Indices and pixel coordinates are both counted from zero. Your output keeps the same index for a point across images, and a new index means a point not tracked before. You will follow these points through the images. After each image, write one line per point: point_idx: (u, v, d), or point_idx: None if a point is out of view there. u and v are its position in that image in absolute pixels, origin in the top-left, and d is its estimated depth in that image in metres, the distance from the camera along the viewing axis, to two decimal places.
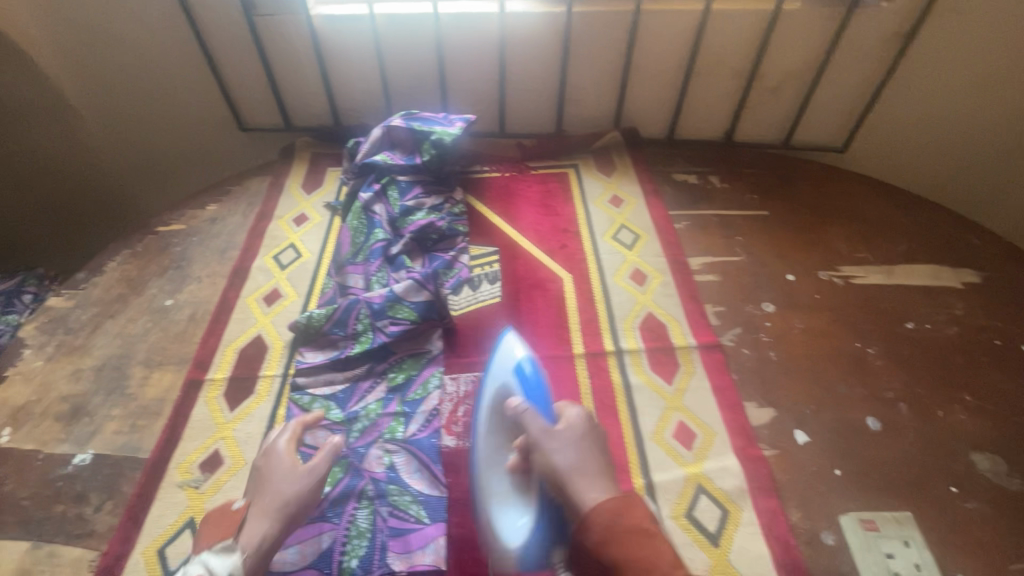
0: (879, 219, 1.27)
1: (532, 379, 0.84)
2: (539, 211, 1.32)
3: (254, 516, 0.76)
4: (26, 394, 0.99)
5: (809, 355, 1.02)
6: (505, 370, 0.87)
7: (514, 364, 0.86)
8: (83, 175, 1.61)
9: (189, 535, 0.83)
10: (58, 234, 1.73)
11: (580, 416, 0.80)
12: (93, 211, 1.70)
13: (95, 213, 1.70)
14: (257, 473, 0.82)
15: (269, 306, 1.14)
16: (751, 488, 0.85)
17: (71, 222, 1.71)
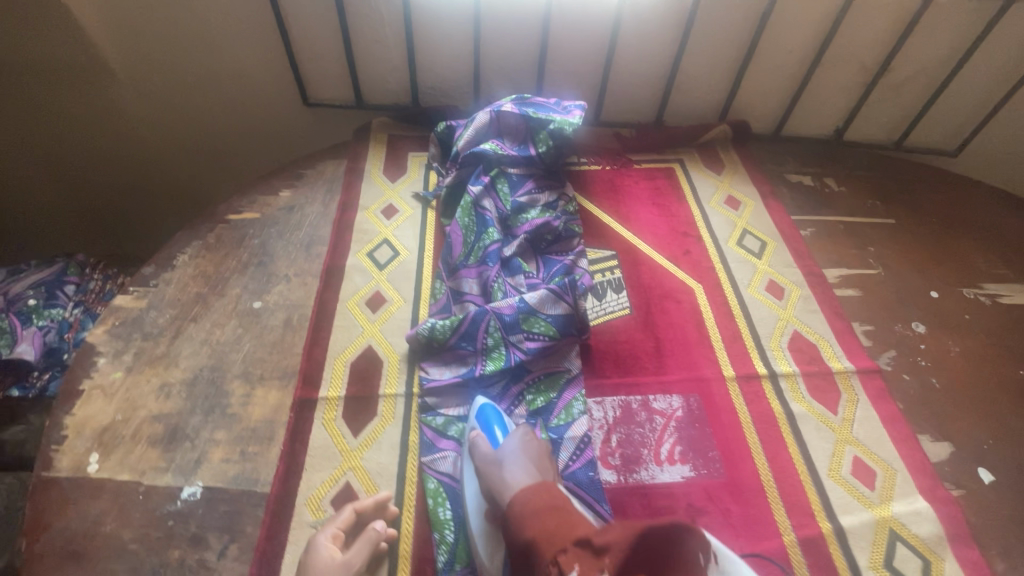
0: (1012, 233, 1.21)
1: (491, 415, 0.85)
2: (653, 210, 1.22)
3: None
4: (110, 413, 0.86)
5: (973, 383, 0.95)
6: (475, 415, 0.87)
7: (475, 407, 0.86)
8: (126, 154, 1.44)
9: None
10: (94, 215, 1.57)
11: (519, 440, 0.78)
12: (135, 193, 1.53)
13: (137, 195, 1.54)
14: None
15: (374, 312, 1.02)
16: (949, 534, 0.78)
17: (110, 203, 1.55)
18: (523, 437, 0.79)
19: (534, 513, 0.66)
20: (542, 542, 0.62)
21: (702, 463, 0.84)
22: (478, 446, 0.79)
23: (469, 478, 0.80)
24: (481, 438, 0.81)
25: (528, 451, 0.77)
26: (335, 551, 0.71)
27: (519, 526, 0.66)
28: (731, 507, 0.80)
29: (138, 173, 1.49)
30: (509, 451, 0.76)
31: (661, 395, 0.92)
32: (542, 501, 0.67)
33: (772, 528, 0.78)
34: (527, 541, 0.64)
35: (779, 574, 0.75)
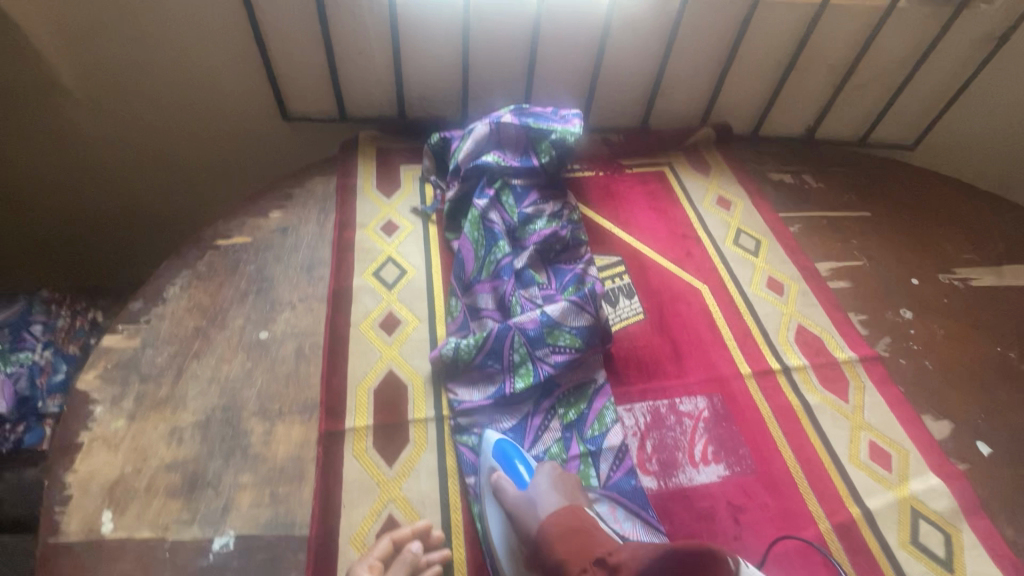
0: (972, 219, 1.31)
1: (510, 448, 0.82)
2: (652, 214, 1.24)
3: None
4: (118, 465, 0.79)
5: (960, 362, 1.03)
6: (488, 453, 0.82)
7: (491, 444, 0.82)
8: (89, 181, 1.33)
9: None
10: (52, 247, 1.44)
11: (550, 473, 0.78)
12: (99, 223, 1.42)
13: (102, 225, 1.43)
14: None
15: (390, 334, 0.99)
16: (963, 507, 0.84)
17: (72, 236, 1.43)
18: (550, 470, 0.79)
19: (563, 538, 0.69)
20: (572, 561, 0.67)
21: (735, 461, 0.87)
22: (502, 483, 0.77)
23: (492, 511, 0.78)
24: (504, 475, 0.78)
25: (559, 484, 0.77)
26: (372, 572, 0.71)
27: (550, 550, 0.69)
28: (767, 501, 0.83)
29: (103, 200, 1.38)
30: (538, 488, 0.76)
31: (686, 397, 0.94)
32: (572, 527, 0.70)
33: (808, 518, 0.82)
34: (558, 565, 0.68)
35: (821, 561, 0.78)
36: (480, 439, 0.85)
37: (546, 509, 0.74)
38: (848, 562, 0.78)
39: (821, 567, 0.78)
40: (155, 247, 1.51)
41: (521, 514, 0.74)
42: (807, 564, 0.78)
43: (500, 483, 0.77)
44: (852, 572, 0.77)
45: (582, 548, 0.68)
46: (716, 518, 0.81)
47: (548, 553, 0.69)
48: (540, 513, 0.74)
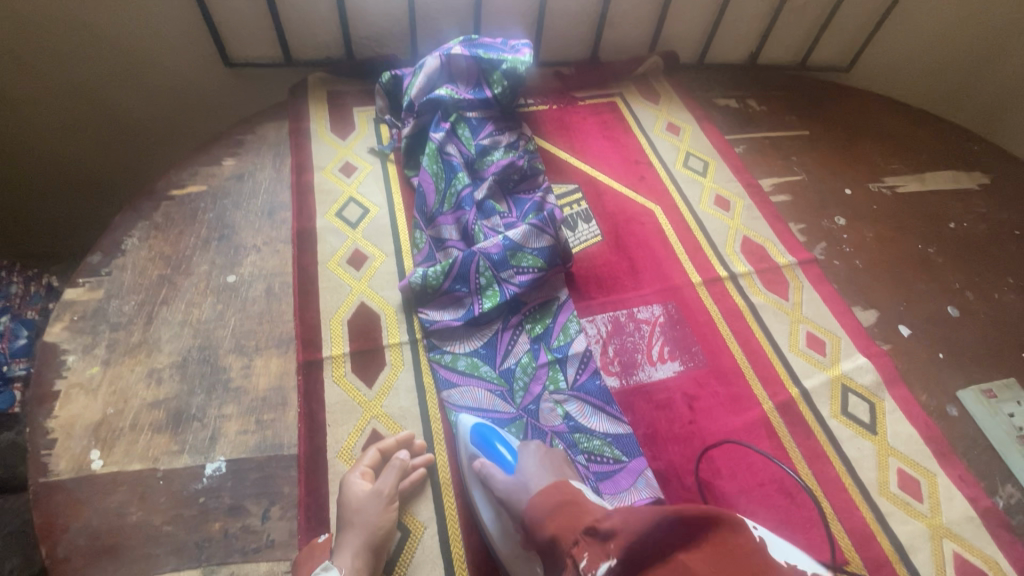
0: (900, 133, 1.40)
1: (490, 432, 0.79)
2: (605, 142, 1.28)
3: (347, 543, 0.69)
4: (99, 408, 0.81)
5: (886, 260, 1.14)
6: (466, 444, 0.80)
7: (468, 430, 0.80)
8: (21, 146, 1.24)
9: (398, 535, 0.75)
10: None
11: (538, 451, 0.75)
12: (38, 190, 1.34)
13: (41, 193, 1.35)
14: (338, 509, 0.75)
15: (358, 269, 1.01)
16: (885, 379, 0.95)
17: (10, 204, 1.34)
18: (535, 447, 0.76)
19: (554, 511, 0.63)
20: (563, 535, 0.60)
21: (689, 357, 0.95)
22: (490, 471, 0.74)
23: (484, 501, 0.76)
24: (488, 462, 0.76)
25: (546, 462, 0.74)
26: (366, 483, 0.76)
27: (540, 527, 0.63)
28: (718, 389, 0.92)
29: (39, 166, 1.30)
30: (525, 469, 0.72)
31: (644, 306, 1.01)
32: (557, 499, 0.65)
33: (754, 401, 0.91)
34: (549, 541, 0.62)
35: (764, 434, 0.88)
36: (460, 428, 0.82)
37: (536, 486, 0.70)
38: (788, 433, 0.88)
39: (764, 438, 0.88)
40: (101, 213, 1.44)
41: (512, 498, 0.71)
42: (753, 438, 0.88)
43: (486, 470, 0.75)
44: (791, 441, 0.88)
45: (573, 520, 0.61)
46: (673, 407, 0.89)
47: (538, 530, 0.63)
48: (530, 492, 0.69)
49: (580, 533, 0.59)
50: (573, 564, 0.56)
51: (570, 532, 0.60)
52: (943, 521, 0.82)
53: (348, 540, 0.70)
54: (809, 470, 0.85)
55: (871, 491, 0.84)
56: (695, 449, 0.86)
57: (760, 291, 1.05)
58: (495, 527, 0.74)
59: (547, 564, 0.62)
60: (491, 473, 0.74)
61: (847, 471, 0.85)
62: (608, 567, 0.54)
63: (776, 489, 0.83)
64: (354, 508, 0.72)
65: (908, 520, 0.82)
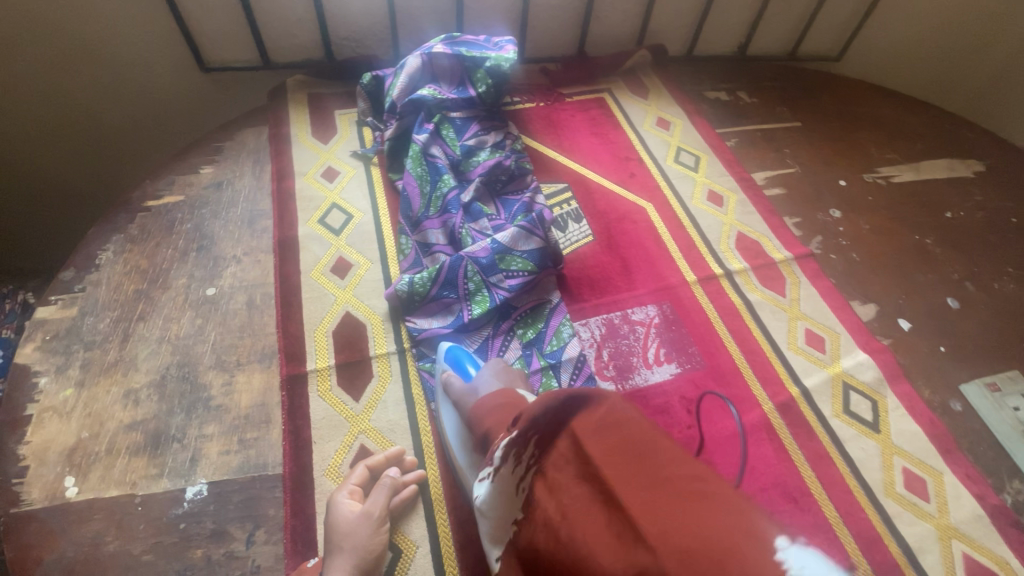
0: (893, 122, 1.38)
1: (462, 355, 0.86)
2: (594, 139, 1.25)
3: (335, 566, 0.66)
4: (73, 432, 0.77)
5: (884, 252, 1.11)
6: (439, 361, 0.86)
7: (442, 349, 0.87)
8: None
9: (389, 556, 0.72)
10: None
11: (499, 369, 0.80)
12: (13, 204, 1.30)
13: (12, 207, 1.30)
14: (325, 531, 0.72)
15: (342, 278, 0.98)
16: (887, 376, 0.93)
17: None
18: (496, 364, 0.82)
19: (494, 408, 0.69)
20: (497, 428, 0.66)
21: (685, 359, 0.93)
22: (451, 379, 0.79)
23: (447, 411, 0.81)
24: (452, 374, 0.81)
25: (500, 375, 0.79)
26: (354, 503, 0.72)
27: (479, 422, 0.69)
28: (716, 391, 0.90)
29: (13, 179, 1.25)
30: (481, 378, 0.78)
31: (638, 308, 0.98)
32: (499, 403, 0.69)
33: (753, 402, 0.89)
34: (486, 432, 0.67)
35: (765, 437, 0.86)
36: (436, 357, 0.88)
37: (486, 391, 0.75)
38: (790, 435, 0.86)
39: (765, 441, 0.85)
40: (78, 224, 1.40)
41: (464, 400, 0.76)
42: (754, 441, 0.85)
43: (447, 380, 0.80)
44: (793, 443, 0.85)
45: (505, 414, 0.67)
46: (671, 411, 0.87)
47: (478, 425, 0.69)
48: (480, 395, 0.75)
49: (509, 424, 0.65)
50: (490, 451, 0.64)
51: (506, 425, 0.65)
52: (951, 521, 0.80)
53: (335, 565, 0.66)
54: (812, 473, 0.82)
55: (876, 492, 0.81)
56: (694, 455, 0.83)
57: (758, 288, 1.03)
58: (451, 428, 0.80)
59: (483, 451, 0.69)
60: (451, 382, 0.79)
61: (851, 473, 0.83)
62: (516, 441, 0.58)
63: (779, 493, 0.81)
64: (345, 526, 0.70)
65: (915, 521, 0.79)
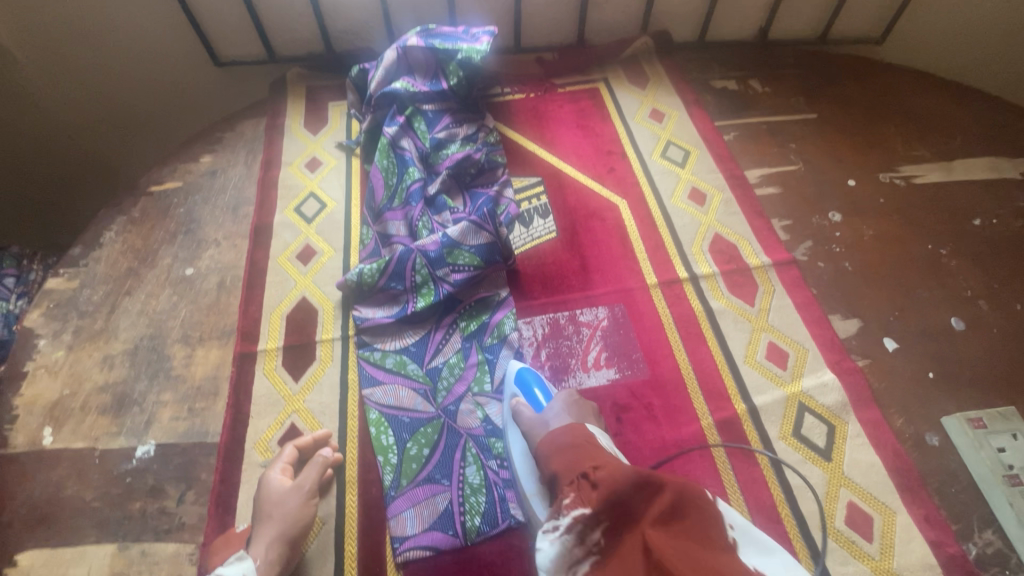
0: (930, 115, 1.22)
1: (529, 376, 0.83)
2: (577, 132, 1.22)
3: (262, 538, 0.70)
4: (57, 388, 0.89)
5: (883, 262, 1.00)
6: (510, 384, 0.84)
7: (513, 373, 0.84)
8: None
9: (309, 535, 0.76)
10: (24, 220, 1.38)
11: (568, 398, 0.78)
12: (73, 188, 1.39)
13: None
14: (256, 504, 0.75)
15: (305, 264, 1.03)
16: (853, 400, 0.84)
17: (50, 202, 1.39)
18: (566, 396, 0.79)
19: (562, 449, 0.67)
20: (563, 472, 0.65)
21: (627, 365, 0.89)
22: (520, 407, 0.78)
23: (514, 434, 0.80)
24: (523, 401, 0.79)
25: (572, 408, 0.77)
26: (287, 480, 0.76)
27: (546, 461, 0.68)
28: (653, 400, 0.86)
29: (69, 164, 1.35)
30: (552, 410, 0.75)
31: (587, 309, 0.96)
32: (569, 439, 0.68)
33: (692, 416, 0.84)
34: (553, 473, 0.66)
35: (697, 453, 0.81)
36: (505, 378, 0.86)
37: (557, 424, 0.73)
38: (725, 454, 0.81)
39: (697, 458, 0.81)
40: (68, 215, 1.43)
41: (534, 433, 0.75)
42: (684, 457, 0.81)
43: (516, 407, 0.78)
44: (727, 462, 0.80)
45: (578, 462, 0.65)
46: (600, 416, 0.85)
47: (544, 465, 0.68)
48: (549, 428, 0.73)
49: (578, 476, 0.63)
50: (557, 501, 0.62)
51: (575, 477, 0.63)
52: (893, 566, 0.72)
53: (261, 535, 0.71)
54: (741, 496, 0.77)
55: (811, 524, 0.75)
56: None
57: (723, 294, 0.97)
58: (516, 454, 0.78)
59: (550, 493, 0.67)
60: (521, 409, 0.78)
61: (786, 502, 0.77)
62: (584, 513, 0.59)
63: None
64: (277, 501, 0.74)
65: (848, 560, 0.73)
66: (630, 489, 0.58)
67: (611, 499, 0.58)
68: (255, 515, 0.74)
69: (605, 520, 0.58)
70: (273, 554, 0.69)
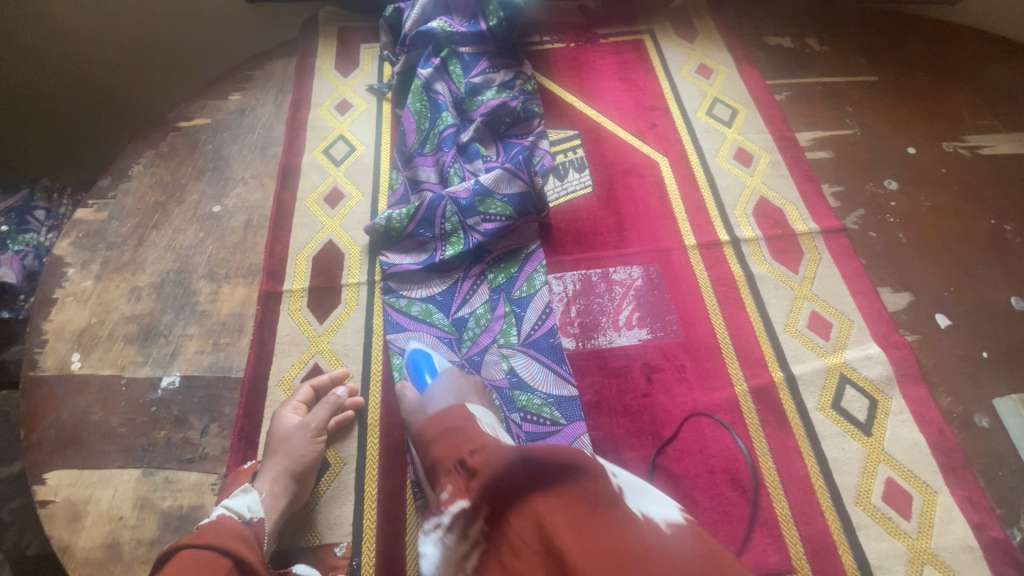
0: (1004, 82, 1.13)
1: (422, 360, 0.80)
2: (619, 85, 1.15)
3: (269, 470, 0.70)
4: (85, 316, 0.89)
5: (941, 234, 0.94)
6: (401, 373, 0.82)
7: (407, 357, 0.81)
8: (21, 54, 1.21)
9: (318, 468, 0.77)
10: (48, 153, 1.38)
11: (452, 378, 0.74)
12: (96, 123, 1.38)
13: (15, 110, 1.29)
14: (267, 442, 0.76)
15: (333, 207, 1.01)
16: (899, 375, 0.80)
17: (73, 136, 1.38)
18: (452, 374, 0.74)
19: (442, 434, 0.61)
20: (440, 462, 0.59)
21: (659, 326, 0.86)
22: (405, 392, 0.75)
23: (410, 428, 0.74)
24: (409, 385, 0.76)
25: (456, 386, 0.72)
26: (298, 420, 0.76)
27: (427, 449, 0.62)
28: (685, 363, 0.83)
29: (95, 99, 1.33)
30: (433, 392, 0.71)
31: (621, 267, 0.92)
32: (444, 422, 0.63)
33: (725, 381, 0.81)
34: (432, 463, 0.60)
35: (729, 420, 0.78)
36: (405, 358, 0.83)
37: (435, 406, 0.68)
38: (759, 421, 0.78)
39: (729, 425, 0.77)
40: (86, 148, 1.41)
41: (414, 418, 0.71)
42: (715, 423, 0.78)
43: (401, 393, 0.75)
44: (760, 430, 0.77)
45: (451, 444, 0.59)
46: (629, 377, 0.82)
47: (426, 453, 0.62)
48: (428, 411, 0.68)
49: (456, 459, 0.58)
50: (439, 496, 0.57)
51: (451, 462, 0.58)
52: (930, 545, 0.69)
53: (267, 469, 0.70)
54: (772, 465, 0.74)
55: (845, 498, 0.72)
56: (644, 425, 0.78)
57: (764, 259, 0.92)
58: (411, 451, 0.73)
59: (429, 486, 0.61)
60: (407, 394, 0.74)
61: (819, 474, 0.74)
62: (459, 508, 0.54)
63: (728, 479, 0.74)
64: (285, 438, 0.74)
65: (883, 536, 0.69)
66: (514, 472, 0.53)
67: (489, 485, 0.53)
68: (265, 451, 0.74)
69: (481, 509, 0.53)
70: (279, 489, 0.69)
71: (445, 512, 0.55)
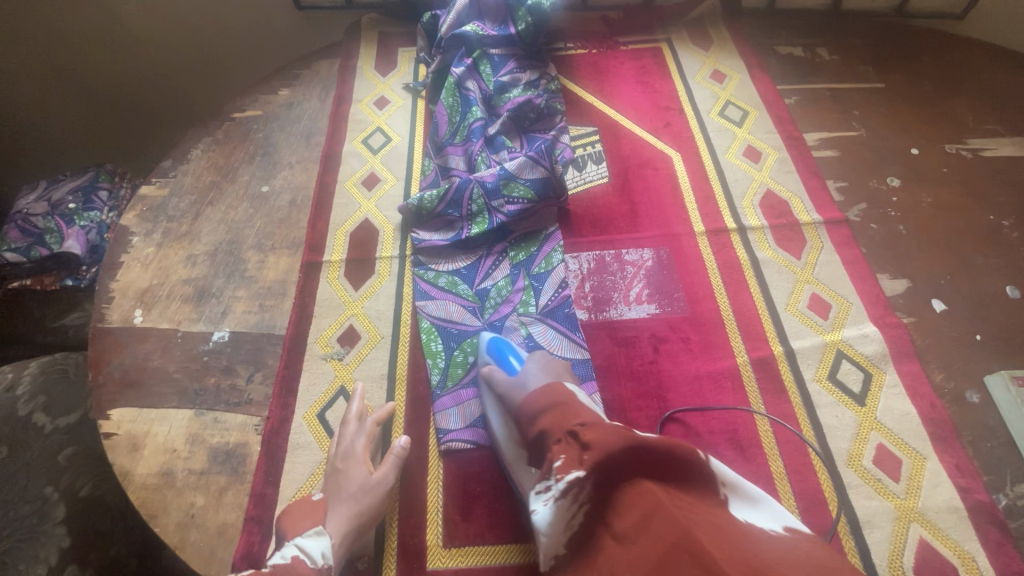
0: (1005, 90, 1.18)
1: (505, 345, 0.82)
2: (637, 88, 1.24)
3: (343, 521, 0.69)
4: (147, 278, 0.99)
5: (939, 227, 0.99)
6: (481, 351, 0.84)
7: (486, 340, 0.84)
8: (95, 51, 1.35)
9: (343, 402, 0.87)
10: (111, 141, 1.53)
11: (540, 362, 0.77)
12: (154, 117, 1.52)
13: (85, 103, 1.44)
14: (334, 479, 0.73)
15: (369, 190, 1.11)
16: (893, 352, 0.85)
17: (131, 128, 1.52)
18: (542, 357, 0.78)
19: (546, 409, 0.66)
20: (552, 429, 0.63)
21: (667, 302, 0.93)
22: (495, 373, 0.78)
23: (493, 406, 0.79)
24: (497, 367, 0.79)
25: (548, 367, 0.77)
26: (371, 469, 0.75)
27: (534, 424, 0.66)
28: (690, 336, 0.89)
29: (152, 94, 1.47)
30: (528, 373, 0.75)
31: (633, 249, 0.99)
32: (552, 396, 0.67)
33: (727, 352, 0.87)
34: (540, 433, 0.65)
35: (731, 387, 0.84)
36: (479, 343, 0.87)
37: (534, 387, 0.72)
38: (757, 389, 0.83)
39: (730, 392, 0.83)
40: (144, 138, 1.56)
41: (511, 396, 0.74)
42: (717, 389, 0.84)
43: (490, 375, 0.78)
44: (759, 397, 0.83)
45: (561, 420, 0.63)
46: (637, 345, 0.88)
47: (531, 427, 0.67)
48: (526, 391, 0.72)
49: (565, 432, 0.61)
50: (548, 464, 0.59)
51: (557, 434, 0.62)
52: (917, 505, 0.73)
53: (338, 514, 0.69)
54: (768, 428, 0.80)
55: (837, 460, 0.77)
56: (650, 389, 0.84)
57: (768, 245, 0.98)
58: (490, 414, 0.80)
59: (537, 456, 0.66)
60: (496, 375, 0.77)
61: (814, 438, 0.79)
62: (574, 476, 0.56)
63: (727, 439, 0.79)
64: (362, 494, 0.72)
65: (872, 496, 0.74)
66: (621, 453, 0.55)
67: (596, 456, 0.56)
68: (332, 494, 0.71)
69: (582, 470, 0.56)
70: (350, 540, 0.69)
71: (560, 481, 0.56)
